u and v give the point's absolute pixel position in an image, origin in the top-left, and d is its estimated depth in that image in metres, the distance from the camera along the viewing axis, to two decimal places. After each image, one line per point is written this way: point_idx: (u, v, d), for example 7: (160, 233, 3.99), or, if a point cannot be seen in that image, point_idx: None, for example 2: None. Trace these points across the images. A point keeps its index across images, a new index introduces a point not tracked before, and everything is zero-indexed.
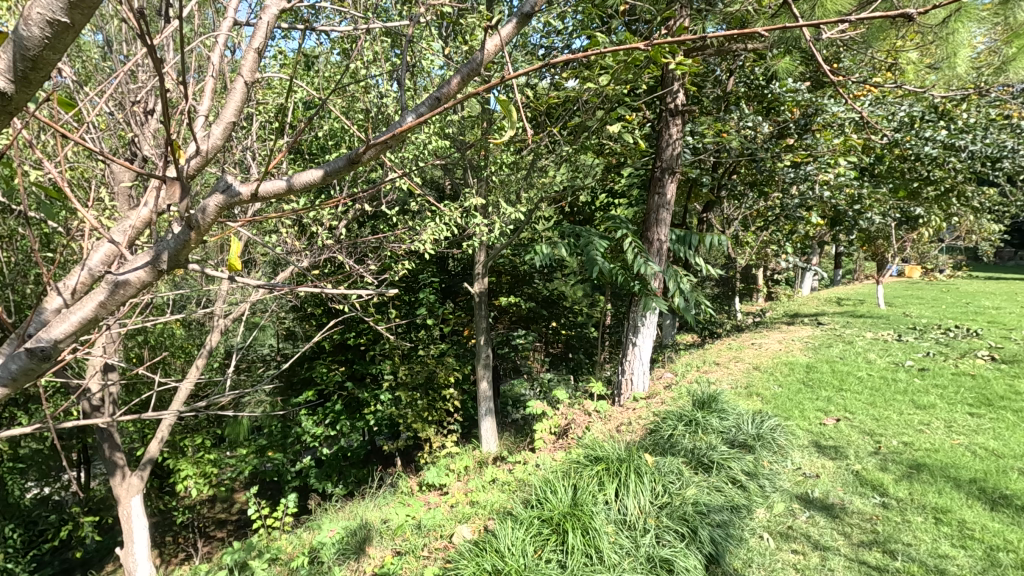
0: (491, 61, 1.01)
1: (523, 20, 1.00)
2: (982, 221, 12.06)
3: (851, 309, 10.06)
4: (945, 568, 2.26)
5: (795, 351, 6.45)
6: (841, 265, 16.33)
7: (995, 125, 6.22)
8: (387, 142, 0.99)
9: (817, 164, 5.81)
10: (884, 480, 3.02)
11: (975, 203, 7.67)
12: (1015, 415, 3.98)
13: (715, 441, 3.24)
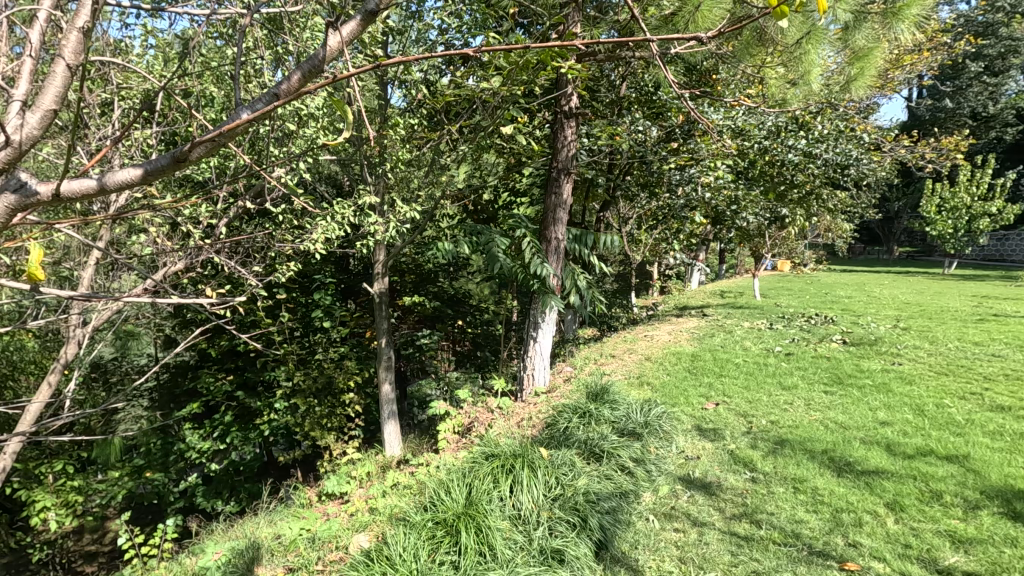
0: (334, 61, 0.96)
1: (370, 19, 0.96)
2: (837, 221, 13.64)
3: (731, 301, 10.99)
4: (800, 532, 2.52)
5: (683, 342, 6.92)
6: (725, 261, 17.78)
7: (844, 136, 7.07)
8: (215, 141, 0.93)
9: (700, 167, 6.22)
10: (754, 457, 3.33)
11: (830, 205, 8.66)
12: (859, 391, 4.55)
13: (606, 432, 3.40)
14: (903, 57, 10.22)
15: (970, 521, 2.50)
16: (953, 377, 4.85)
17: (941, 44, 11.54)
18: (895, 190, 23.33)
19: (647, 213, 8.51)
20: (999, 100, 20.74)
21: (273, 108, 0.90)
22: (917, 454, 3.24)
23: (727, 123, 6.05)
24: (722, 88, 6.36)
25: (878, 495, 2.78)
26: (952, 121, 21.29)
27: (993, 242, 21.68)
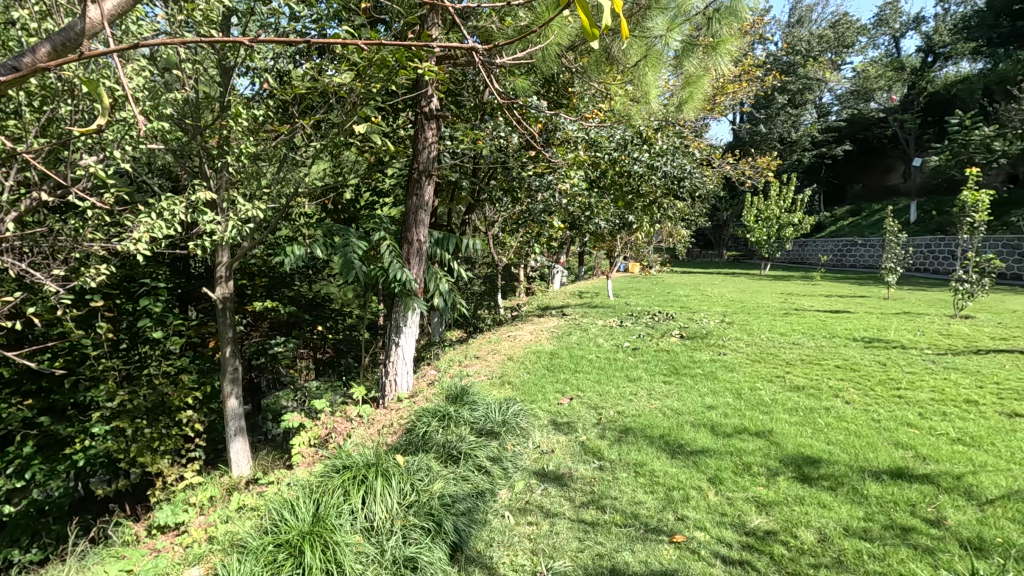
0: (97, 36, 0.83)
1: None
2: (676, 228, 15.24)
3: (588, 301, 11.75)
4: (638, 512, 2.76)
5: (543, 340, 7.24)
6: (583, 263, 18.98)
7: (680, 151, 7.92)
8: None
9: (558, 175, 6.49)
10: (602, 446, 3.57)
11: (670, 213, 9.64)
12: (691, 379, 5.12)
13: (464, 433, 3.43)
14: (726, 86, 11.72)
15: (771, 487, 2.93)
16: (764, 363, 5.65)
17: (754, 77, 13.43)
18: (723, 202, 26.69)
19: (510, 217, 8.75)
20: (799, 128, 24.69)
21: (5, 82, 0.76)
22: (734, 432, 3.71)
23: (582, 135, 6.37)
24: (578, 102, 6.75)
25: (703, 471, 3.15)
26: (765, 144, 24.90)
27: (795, 247, 25.74)
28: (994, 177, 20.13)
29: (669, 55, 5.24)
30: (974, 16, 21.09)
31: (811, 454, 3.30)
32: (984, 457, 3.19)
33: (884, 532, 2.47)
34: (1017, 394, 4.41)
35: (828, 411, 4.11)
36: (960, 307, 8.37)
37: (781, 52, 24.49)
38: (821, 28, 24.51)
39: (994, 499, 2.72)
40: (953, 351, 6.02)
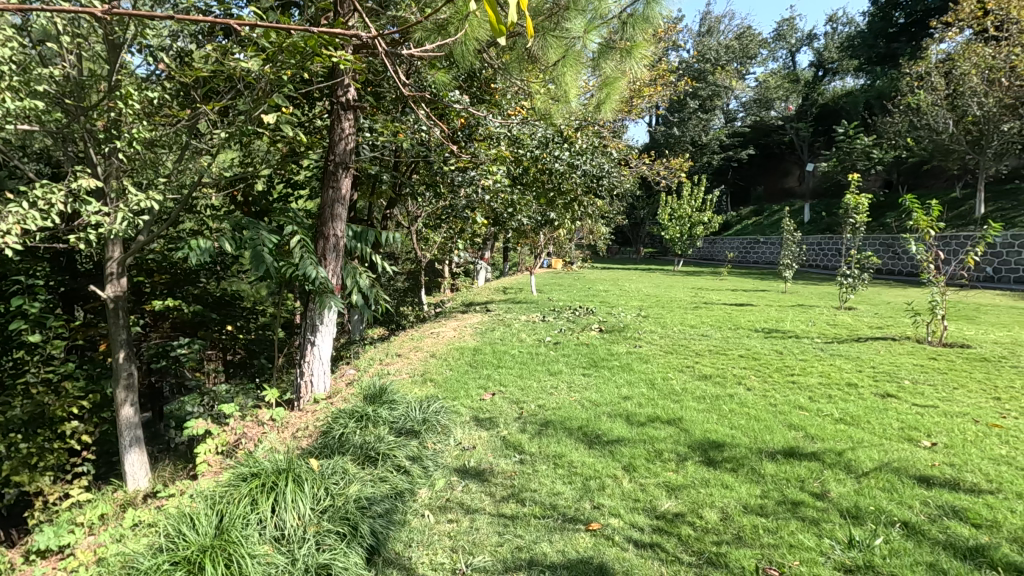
0: None
1: None
2: (596, 225, 15.71)
3: (512, 297, 11.87)
4: (556, 503, 2.82)
5: (466, 337, 7.23)
6: (508, 259, 19.12)
7: (598, 151, 8.17)
8: None
9: (480, 170, 6.42)
10: (522, 440, 3.62)
11: (590, 211, 9.93)
12: (609, 371, 5.31)
13: (383, 433, 3.36)
14: (642, 89, 12.26)
15: (680, 471, 3.10)
16: (675, 355, 5.96)
17: (668, 82, 14.12)
18: (640, 201, 27.84)
19: (433, 212, 8.65)
20: (709, 132, 26.20)
21: None
22: (648, 421, 3.89)
23: (504, 132, 6.30)
24: (500, 98, 6.75)
25: (617, 460, 3.27)
26: (678, 146, 26.23)
27: (705, 245, 27.34)
28: (872, 182, 22.40)
29: (588, 56, 5.37)
30: (857, 36, 23.35)
31: (716, 439, 3.52)
32: (861, 434, 3.55)
33: (777, 507, 2.68)
34: (889, 377, 4.94)
35: (731, 398, 4.41)
36: (844, 300, 9.25)
37: (692, 60, 26.06)
38: (728, 39, 26.17)
39: (869, 471, 3.03)
40: (838, 339, 6.65)
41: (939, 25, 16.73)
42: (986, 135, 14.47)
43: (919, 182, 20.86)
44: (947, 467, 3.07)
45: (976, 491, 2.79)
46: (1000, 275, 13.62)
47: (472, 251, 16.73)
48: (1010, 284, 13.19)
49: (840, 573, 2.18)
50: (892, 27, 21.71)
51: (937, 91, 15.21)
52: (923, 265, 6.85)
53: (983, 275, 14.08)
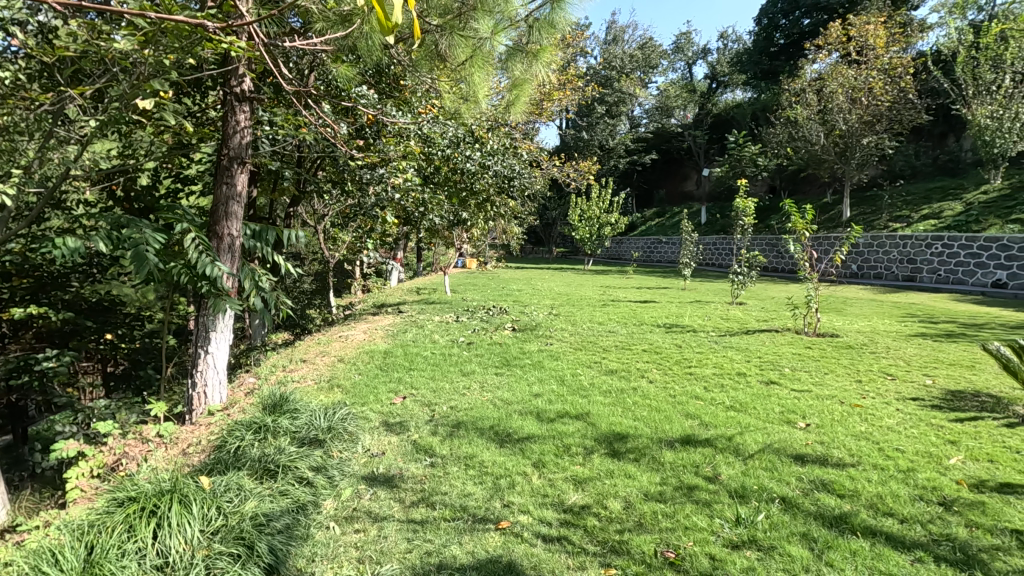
0: None
1: None
2: (509, 225, 15.90)
3: (425, 298, 11.72)
4: (467, 504, 2.82)
5: (377, 339, 7.04)
6: (422, 259, 18.89)
7: (509, 151, 8.24)
8: None
9: (389, 168, 6.26)
10: (433, 443, 3.58)
11: (503, 211, 10.01)
12: (521, 369, 5.39)
13: (284, 444, 3.21)
14: (552, 92, 12.69)
15: (586, 464, 3.20)
16: (584, 351, 6.17)
17: (577, 87, 14.58)
18: (552, 202, 28.58)
19: (341, 211, 8.33)
20: (615, 137, 27.35)
21: None
22: (557, 417, 3.99)
23: (414, 129, 6.16)
24: (410, 96, 6.65)
25: (527, 457, 3.32)
26: (587, 149, 27.19)
27: (614, 245, 28.55)
28: (759, 187, 24.45)
29: (498, 57, 5.45)
30: (745, 53, 25.40)
31: (620, 431, 3.68)
32: (748, 420, 3.86)
33: (675, 492, 2.85)
34: (772, 365, 5.43)
35: (635, 391, 4.63)
36: (736, 295, 10.02)
37: (599, 67, 27.30)
38: (633, 49, 27.51)
39: (754, 453, 3.31)
40: (729, 333, 7.20)
41: (813, 47, 18.63)
42: (851, 148, 16.14)
43: (798, 188, 23.05)
44: (818, 445, 3.42)
45: (841, 465, 3.13)
46: (863, 271, 15.41)
47: (384, 251, 16.39)
48: (871, 280, 14.96)
49: (728, 549, 2.37)
50: (773, 46, 23.81)
51: (811, 106, 16.94)
52: (801, 263, 7.58)
53: (849, 272, 15.85)
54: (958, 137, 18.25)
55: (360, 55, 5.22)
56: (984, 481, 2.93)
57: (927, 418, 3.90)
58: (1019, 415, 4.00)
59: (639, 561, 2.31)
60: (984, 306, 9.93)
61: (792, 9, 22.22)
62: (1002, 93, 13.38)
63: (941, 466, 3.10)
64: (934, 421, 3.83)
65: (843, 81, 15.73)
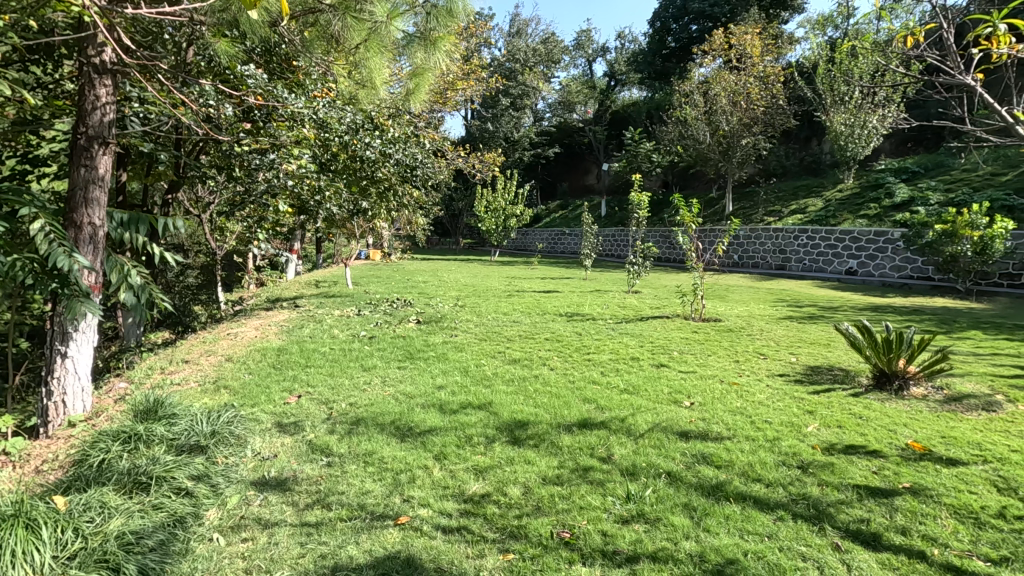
0: None
1: None
2: (414, 216, 15.62)
3: (325, 291, 11.23)
4: (365, 502, 2.74)
5: (270, 336, 6.63)
6: (322, 250, 18.06)
7: (412, 140, 8.07)
8: None
9: (280, 153, 5.94)
10: (330, 442, 3.45)
11: (407, 201, 9.79)
12: (424, 362, 5.33)
13: (159, 453, 2.94)
14: (455, 82, 12.62)
15: (487, 453, 3.24)
16: (489, 341, 6.23)
17: (481, 78, 14.60)
18: (458, 193, 28.48)
19: (228, 198, 7.73)
20: (520, 129, 27.70)
21: None
22: (460, 408, 3.99)
23: (309, 113, 5.88)
24: (303, 78, 6.34)
25: (429, 450, 3.30)
26: (492, 141, 27.33)
27: (520, 236, 29.03)
28: (653, 181, 25.92)
29: (397, 43, 5.36)
30: (640, 54, 26.69)
31: (521, 418, 3.76)
32: (640, 401, 4.11)
33: (571, 475, 2.97)
34: (662, 349, 5.81)
35: (537, 378, 4.76)
36: (632, 284, 10.58)
37: (504, 59, 27.50)
38: (535, 43, 27.96)
39: (644, 432, 3.52)
40: (625, 320, 7.59)
41: (700, 52, 19.96)
42: (732, 147, 17.61)
43: (687, 183, 24.71)
44: (700, 421, 3.71)
45: (719, 438, 3.42)
46: (743, 261, 16.89)
47: (278, 242, 15.46)
48: (749, 269, 16.44)
49: (619, 524, 2.51)
50: (665, 49, 25.24)
51: (698, 107, 18.20)
52: (688, 253, 8.15)
53: (731, 262, 17.29)
54: (820, 141, 20.46)
55: (244, 30, 4.87)
56: (834, 444, 3.34)
57: (791, 392, 4.37)
58: (862, 385, 4.60)
59: (536, 543, 2.38)
60: (839, 290, 11.28)
61: (681, 14, 23.67)
62: (853, 104, 15.18)
63: (801, 434, 3.50)
64: (797, 394, 4.31)
65: (726, 85, 17.04)
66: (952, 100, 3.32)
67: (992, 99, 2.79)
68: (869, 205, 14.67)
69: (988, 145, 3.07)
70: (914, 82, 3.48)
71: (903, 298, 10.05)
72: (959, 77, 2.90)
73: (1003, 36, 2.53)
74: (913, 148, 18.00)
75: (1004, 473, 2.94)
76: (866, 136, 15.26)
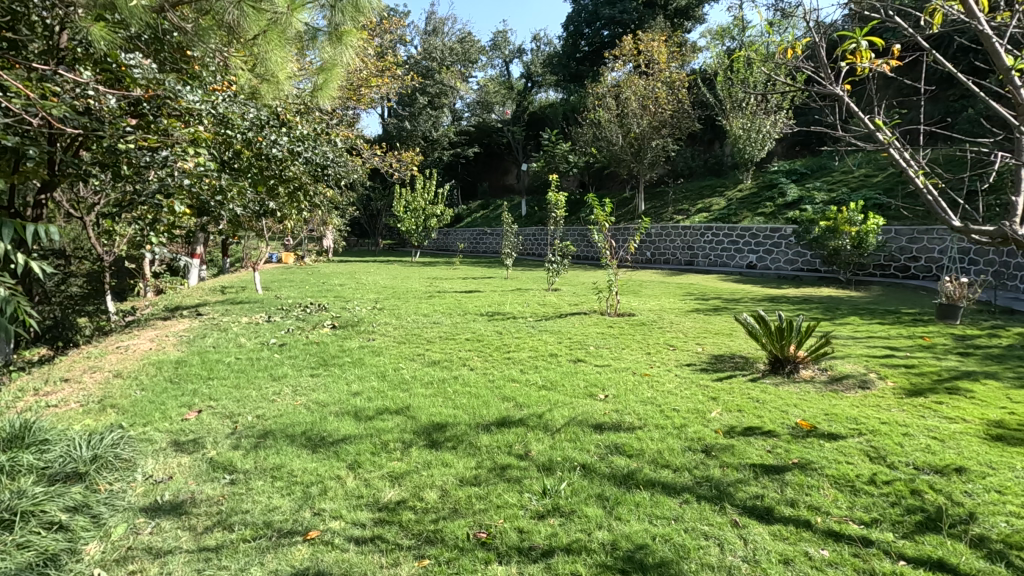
0: None
1: None
2: (329, 217, 15.04)
3: (232, 297, 10.55)
4: (271, 520, 2.59)
5: (167, 348, 6.13)
6: (228, 253, 16.93)
7: (321, 138, 7.76)
8: None
9: (174, 151, 5.36)
10: (234, 458, 3.24)
11: (320, 201, 9.39)
12: (339, 369, 5.13)
13: (27, 485, 2.63)
14: (369, 79, 12.28)
15: (404, 459, 3.17)
16: (408, 344, 6.11)
17: (396, 75, 14.31)
18: (376, 193, 27.76)
19: (114, 199, 7.04)
20: (438, 128, 27.58)
21: None
22: (376, 414, 3.88)
23: (207, 108, 5.63)
24: (200, 69, 5.92)
25: (342, 459, 3.18)
26: (411, 140, 26.96)
27: (442, 237, 28.82)
28: (570, 182, 26.63)
29: (304, 37, 5.31)
30: (555, 56, 27.26)
31: (439, 420, 3.72)
32: (557, 396, 4.20)
33: (488, 474, 2.97)
34: (579, 345, 5.96)
35: (456, 379, 4.73)
36: (552, 282, 10.78)
37: (420, 57, 27.11)
38: (452, 42, 27.80)
39: (560, 427, 3.60)
40: (544, 317, 7.72)
41: (611, 57, 20.66)
42: (643, 149, 18.46)
43: (602, 184, 25.55)
44: (614, 413, 3.85)
45: (630, 428, 3.56)
46: (655, 258, 17.72)
47: (177, 246, 14.32)
48: (661, 265, 17.27)
49: (535, 520, 2.54)
50: (578, 53, 25.99)
51: (611, 110, 18.86)
52: (603, 252, 8.41)
53: (644, 258, 18.08)
54: (721, 144, 21.89)
55: (126, 16, 4.47)
56: (734, 427, 3.58)
57: (697, 380, 4.63)
58: (759, 371, 4.97)
59: (452, 546, 2.36)
60: (741, 283, 12.12)
61: (593, 19, 24.43)
62: (749, 110, 16.38)
63: (705, 419, 3.72)
64: (702, 382, 4.58)
65: (636, 89, 17.79)
66: (826, 109, 3.64)
67: (858, 108, 3.08)
68: (765, 204, 15.88)
69: (856, 149, 3.40)
70: (794, 91, 3.77)
71: (795, 289, 10.97)
72: (830, 87, 3.17)
73: (865, 51, 2.80)
74: (801, 152, 19.71)
75: (875, 443, 3.28)
76: (761, 140, 16.51)
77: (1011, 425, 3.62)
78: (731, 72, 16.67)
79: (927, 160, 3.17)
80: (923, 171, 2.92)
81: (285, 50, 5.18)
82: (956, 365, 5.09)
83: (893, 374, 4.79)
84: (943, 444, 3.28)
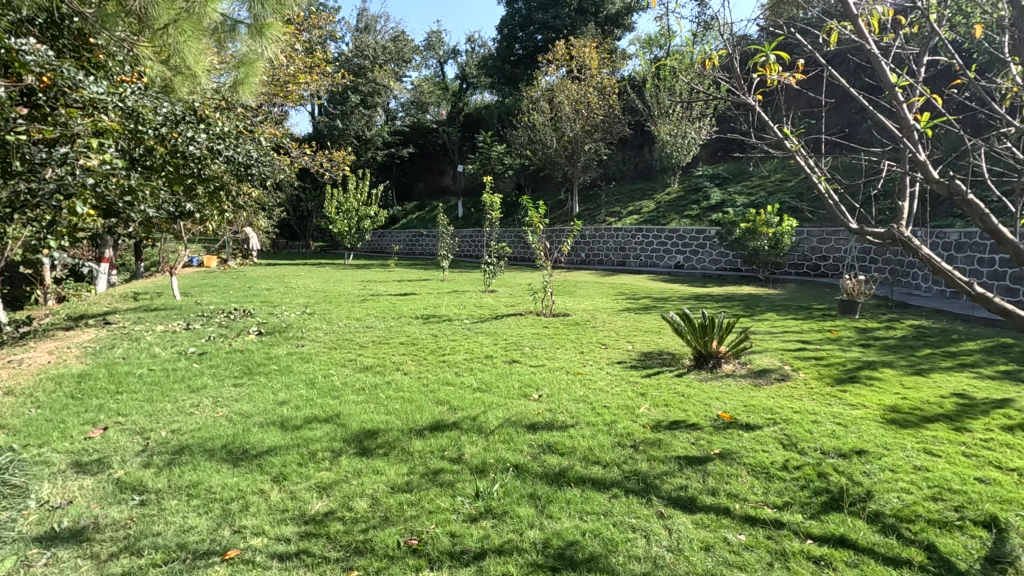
0: None
1: None
2: (254, 218, 14.33)
3: (145, 304, 9.83)
4: (186, 541, 2.43)
5: (69, 360, 5.63)
6: (142, 256, 15.75)
7: (244, 136, 7.38)
8: None
9: (75, 146, 4.77)
10: (145, 477, 3.02)
11: (244, 201, 8.93)
12: (265, 377, 4.90)
13: None
14: (296, 75, 11.82)
15: (332, 468, 3.07)
16: (339, 350, 5.93)
17: (326, 72, 13.85)
18: (306, 193, 26.77)
19: None
20: (372, 127, 27.01)
21: None
22: (304, 423, 3.73)
23: (113, 101, 5.25)
24: (105, 59, 5.46)
25: (266, 472, 3.04)
26: (343, 138, 26.21)
27: (376, 239, 28.21)
28: (507, 183, 26.79)
29: (223, 28, 5.04)
30: (490, 58, 27.33)
31: (371, 427, 3.63)
32: (492, 398, 4.21)
33: (421, 479, 2.94)
34: (514, 346, 5.99)
35: (389, 385, 4.63)
36: (488, 284, 10.79)
37: (352, 54, 26.39)
38: (385, 40, 27.27)
39: (494, 429, 3.60)
40: (480, 319, 7.73)
41: (544, 61, 20.93)
42: (576, 152, 18.85)
43: (538, 186, 25.89)
44: (547, 412, 3.90)
45: (563, 427, 3.62)
46: (589, 259, 18.12)
47: (81, 248, 13.18)
48: (595, 265, 17.69)
49: (467, 523, 2.53)
50: (512, 56, 26.17)
51: (545, 113, 19.10)
52: (538, 253, 8.50)
53: (579, 259, 18.45)
54: (650, 149, 22.73)
55: None
56: (661, 422, 3.72)
57: (627, 377, 4.77)
58: (685, 366, 5.20)
59: (382, 556, 2.31)
60: (670, 283, 12.63)
61: (527, 23, 24.72)
62: (675, 117, 17.12)
63: (634, 415, 3.84)
64: (632, 379, 4.73)
65: (568, 94, 18.15)
66: (740, 117, 3.85)
67: (767, 118, 3.27)
68: (691, 206, 16.64)
69: (767, 155, 3.62)
70: (713, 99, 3.96)
71: (718, 287, 11.56)
72: (743, 97, 3.35)
73: (772, 65, 2.98)
74: (723, 157, 20.80)
75: (788, 432, 3.51)
76: (686, 145, 17.28)
77: (903, 409, 3.98)
78: (658, 80, 17.32)
79: (828, 167, 3.40)
80: (824, 177, 3.15)
81: (201, 39, 4.89)
82: (859, 356, 5.54)
83: (804, 366, 5.14)
84: (846, 429, 3.56)
